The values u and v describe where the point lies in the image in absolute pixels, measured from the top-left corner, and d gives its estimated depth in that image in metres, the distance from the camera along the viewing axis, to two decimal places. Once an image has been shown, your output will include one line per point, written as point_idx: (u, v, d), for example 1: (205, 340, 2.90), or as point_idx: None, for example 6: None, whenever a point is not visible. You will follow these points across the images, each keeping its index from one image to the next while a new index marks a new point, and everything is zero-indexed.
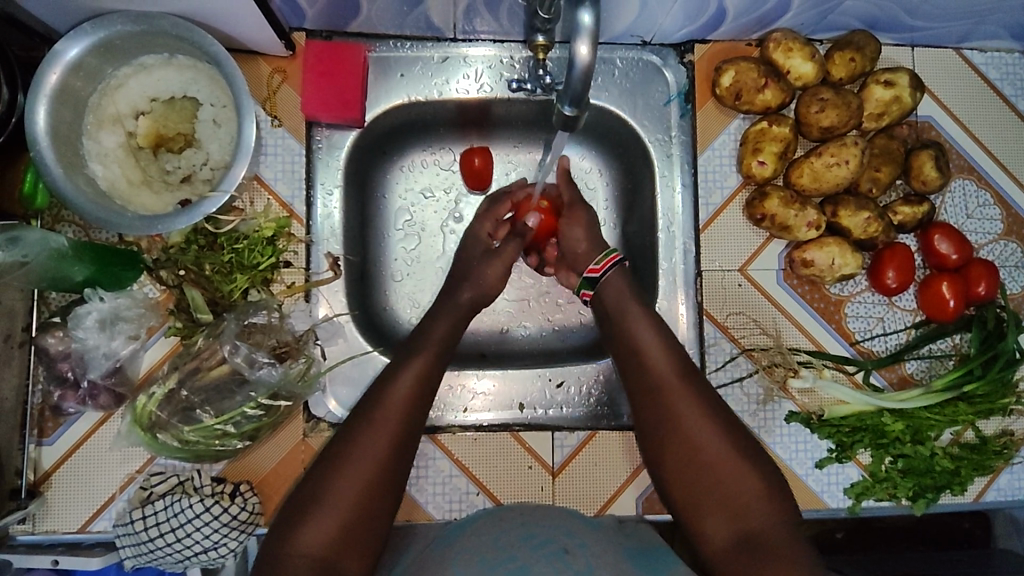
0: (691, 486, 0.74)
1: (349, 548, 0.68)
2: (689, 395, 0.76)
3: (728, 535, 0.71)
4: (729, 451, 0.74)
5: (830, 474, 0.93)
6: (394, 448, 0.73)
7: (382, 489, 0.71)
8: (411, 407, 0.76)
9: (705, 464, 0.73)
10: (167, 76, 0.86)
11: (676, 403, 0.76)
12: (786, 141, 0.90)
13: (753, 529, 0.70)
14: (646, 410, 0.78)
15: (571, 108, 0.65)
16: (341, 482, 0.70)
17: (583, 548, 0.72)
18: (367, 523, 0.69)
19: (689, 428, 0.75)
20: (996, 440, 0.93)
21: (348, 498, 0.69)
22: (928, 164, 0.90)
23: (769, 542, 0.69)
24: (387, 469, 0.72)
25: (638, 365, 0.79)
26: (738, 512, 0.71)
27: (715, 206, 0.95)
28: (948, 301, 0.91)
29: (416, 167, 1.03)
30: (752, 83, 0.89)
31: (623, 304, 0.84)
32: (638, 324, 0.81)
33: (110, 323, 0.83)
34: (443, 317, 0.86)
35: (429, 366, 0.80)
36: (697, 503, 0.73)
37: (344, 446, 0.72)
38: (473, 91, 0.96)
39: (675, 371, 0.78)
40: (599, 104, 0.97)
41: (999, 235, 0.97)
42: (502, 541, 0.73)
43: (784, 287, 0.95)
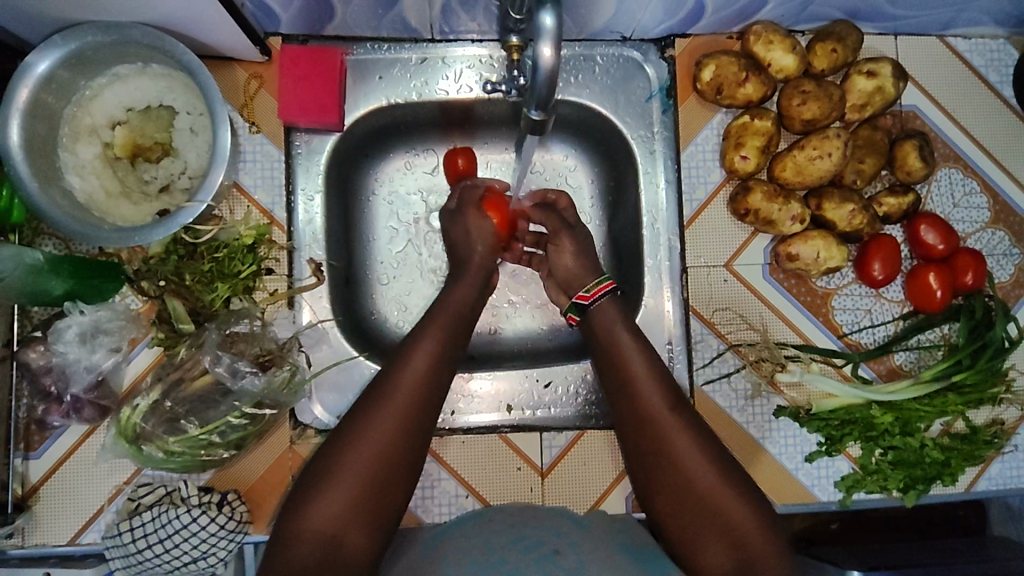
0: (689, 518, 0.72)
1: (365, 516, 0.66)
2: (679, 424, 0.76)
3: (726, 563, 0.70)
4: (726, 478, 0.73)
5: (820, 467, 0.93)
6: (413, 415, 0.71)
7: (400, 459, 0.69)
8: (430, 376, 0.74)
9: (704, 492, 0.72)
10: (142, 86, 0.85)
11: (668, 436, 0.75)
12: (769, 135, 0.90)
13: (751, 558, 0.69)
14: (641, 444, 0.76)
15: (538, 110, 0.65)
16: (358, 450, 0.68)
17: (574, 547, 0.72)
18: (384, 496, 0.68)
19: (684, 458, 0.74)
20: (986, 429, 0.93)
21: (365, 467, 0.68)
22: (912, 154, 0.89)
23: (766, 568, 0.68)
24: (407, 436, 0.70)
25: (625, 395, 0.79)
26: (737, 542, 0.70)
27: (699, 202, 0.95)
28: (935, 291, 0.90)
29: (399, 170, 1.03)
30: (733, 78, 0.88)
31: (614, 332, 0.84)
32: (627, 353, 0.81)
33: (91, 336, 0.82)
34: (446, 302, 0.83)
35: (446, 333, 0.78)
36: (695, 534, 0.72)
37: (365, 414, 0.71)
38: (453, 92, 0.96)
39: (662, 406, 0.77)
40: (580, 102, 0.96)
41: (986, 224, 0.96)
42: (491, 542, 0.73)
43: (771, 281, 0.94)
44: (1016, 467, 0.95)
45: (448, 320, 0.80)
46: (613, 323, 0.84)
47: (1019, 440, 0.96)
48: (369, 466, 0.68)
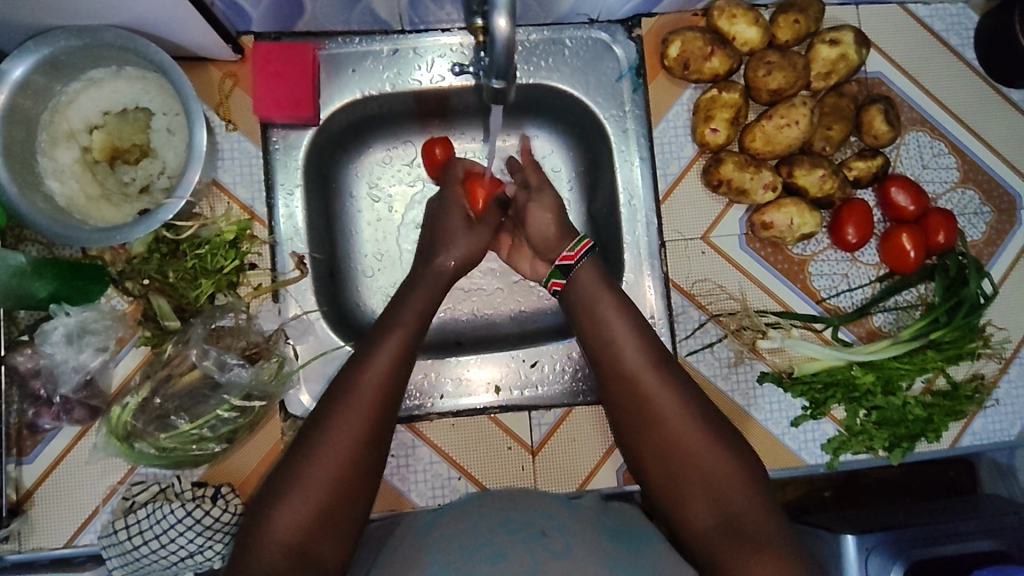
0: (673, 473, 0.74)
1: (325, 531, 0.67)
2: (662, 382, 0.78)
3: (710, 518, 0.71)
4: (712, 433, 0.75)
5: (806, 431, 0.94)
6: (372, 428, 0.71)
7: (361, 467, 0.70)
8: (386, 387, 0.74)
9: (686, 445, 0.74)
10: (118, 89, 0.87)
11: (652, 393, 0.77)
12: (737, 107, 0.91)
13: (735, 512, 0.71)
14: (626, 394, 0.78)
15: (499, 80, 0.66)
16: (322, 457, 0.69)
17: (561, 529, 0.72)
18: (345, 509, 0.68)
19: (668, 413, 0.76)
20: (968, 385, 0.94)
21: (329, 476, 0.68)
22: (878, 119, 0.91)
23: (750, 524, 0.69)
24: (363, 448, 0.70)
25: (609, 356, 0.80)
26: (719, 495, 0.72)
27: (673, 176, 0.96)
28: (909, 251, 0.91)
29: (378, 163, 1.05)
30: (698, 52, 0.90)
31: (593, 289, 0.85)
32: (607, 314, 0.83)
33: (77, 337, 0.82)
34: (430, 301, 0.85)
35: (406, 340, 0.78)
36: (679, 486, 0.74)
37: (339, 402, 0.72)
38: (426, 82, 0.98)
39: (648, 361, 0.79)
40: (551, 85, 0.98)
41: (956, 184, 0.98)
42: (479, 526, 0.73)
43: (747, 251, 0.95)
44: (998, 421, 0.96)
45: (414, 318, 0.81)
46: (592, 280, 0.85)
47: (1000, 396, 0.96)
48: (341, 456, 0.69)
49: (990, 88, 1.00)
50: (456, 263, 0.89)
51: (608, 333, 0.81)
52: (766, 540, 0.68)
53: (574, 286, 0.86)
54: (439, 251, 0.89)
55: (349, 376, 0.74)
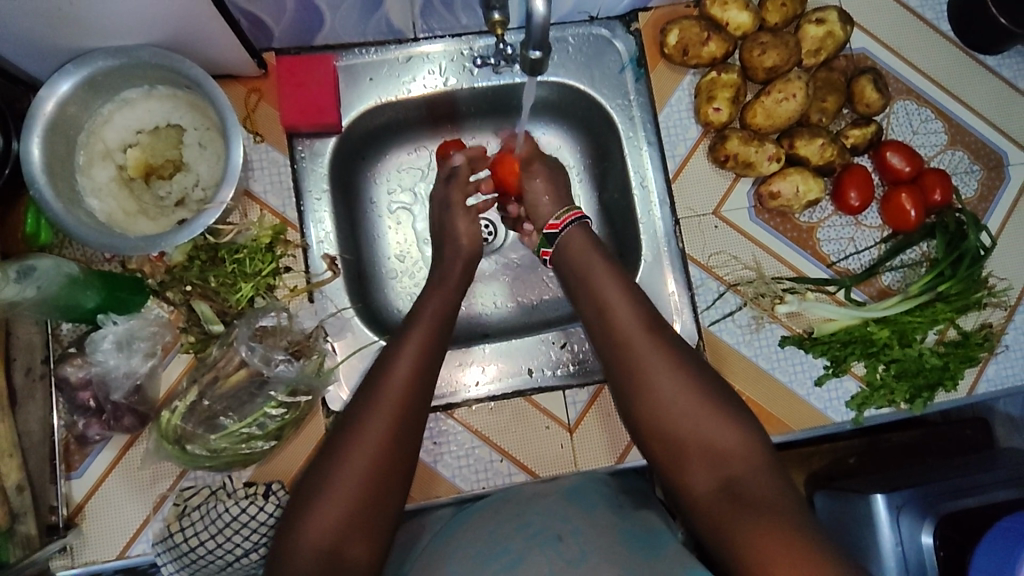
0: (671, 441, 0.76)
1: (357, 537, 0.70)
2: (655, 349, 0.80)
3: (710, 484, 0.73)
4: (704, 401, 0.76)
5: (830, 390, 0.97)
6: (397, 436, 0.74)
7: (388, 474, 0.73)
8: (411, 393, 0.76)
9: (680, 424, 0.76)
10: (150, 108, 0.91)
11: (643, 358, 0.79)
12: (736, 86, 0.96)
13: (733, 475, 0.72)
14: (619, 363, 0.81)
15: (536, 51, 0.70)
16: (350, 465, 0.71)
17: (578, 534, 0.75)
18: (380, 499, 0.72)
19: (665, 393, 0.77)
20: (977, 334, 0.98)
21: (358, 484, 0.71)
22: (869, 88, 0.96)
23: (749, 487, 0.71)
24: (395, 445, 0.74)
25: (603, 325, 0.83)
26: (717, 458, 0.74)
27: (681, 157, 1.01)
28: (909, 211, 0.97)
29: (394, 169, 1.10)
30: (696, 38, 0.96)
31: (584, 254, 0.88)
32: (602, 282, 0.85)
33: (127, 343, 0.85)
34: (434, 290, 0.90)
35: (429, 343, 0.81)
36: (680, 455, 0.75)
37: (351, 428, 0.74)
38: (440, 85, 1.03)
39: (640, 328, 0.81)
40: (559, 81, 1.03)
41: (945, 146, 1.04)
42: (498, 532, 0.77)
43: (757, 222, 1.00)
44: (1010, 366, 0.99)
45: (432, 327, 0.83)
46: (584, 247, 0.89)
47: (1010, 342, 1.00)
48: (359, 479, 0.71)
49: (968, 57, 1.06)
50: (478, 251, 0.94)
51: (602, 299, 0.84)
52: (766, 501, 0.69)
53: (567, 256, 0.89)
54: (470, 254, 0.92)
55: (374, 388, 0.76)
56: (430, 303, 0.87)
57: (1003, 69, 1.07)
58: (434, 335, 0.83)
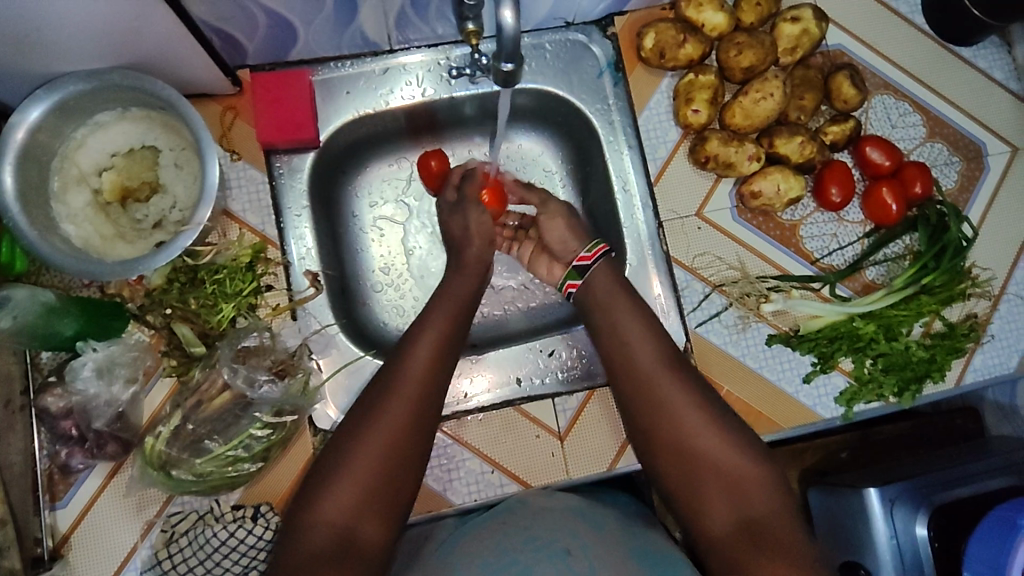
0: (691, 479, 0.77)
1: (371, 512, 0.71)
2: (678, 385, 0.80)
3: (729, 524, 0.74)
4: (727, 438, 0.78)
5: (819, 386, 0.97)
6: (416, 416, 0.75)
7: (404, 454, 0.74)
8: (431, 377, 0.78)
9: (702, 462, 0.77)
10: (124, 131, 0.90)
11: (666, 393, 0.80)
12: (714, 87, 0.96)
13: (754, 517, 0.73)
14: (642, 399, 0.81)
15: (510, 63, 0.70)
16: (370, 441, 0.73)
17: (587, 548, 0.75)
18: (400, 473, 0.73)
19: (695, 429, 0.78)
20: (963, 325, 0.98)
21: (377, 459, 0.72)
22: (846, 84, 0.96)
23: (769, 528, 0.72)
24: (418, 425, 0.75)
25: (625, 359, 0.84)
26: (737, 499, 0.75)
27: (662, 159, 1.00)
28: (891, 205, 0.97)
29: (376, 182, 1.10)
30: (672, 41, 0.96)
31: (607, 288, 0.89)
32: (622, 313, 0.86)
33: (108, 369, 0.84)
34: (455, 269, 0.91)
35: (450, 326, 0.83)
36: (699, 493, 0.76)
37: (374, 403, 0.76)
38: (417, 96, 1.02)
39: (663, 363, 0.82)
40: (538, 87, 1.03)
41: (924, 139, 1.04)
42: (504, 545, 0.76)
43: (740, 222, 0.99)
44: (996, 356, 1.00)
45: (455, 307, 0.86)
46: (604, 282, 0.89)
47: (996, 332, 1.00)
48: (381, 454, 0.73)
49: (943, 49, 1.07)
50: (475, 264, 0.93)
51: (623, 333, 0.85)
52: (786, 542, 0.71)
53: (586, 291, 0.90)
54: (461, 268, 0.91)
55: (391, 369, 0.78)
56: (452, 283, 0.90)
57: (978, 60, 1.07)
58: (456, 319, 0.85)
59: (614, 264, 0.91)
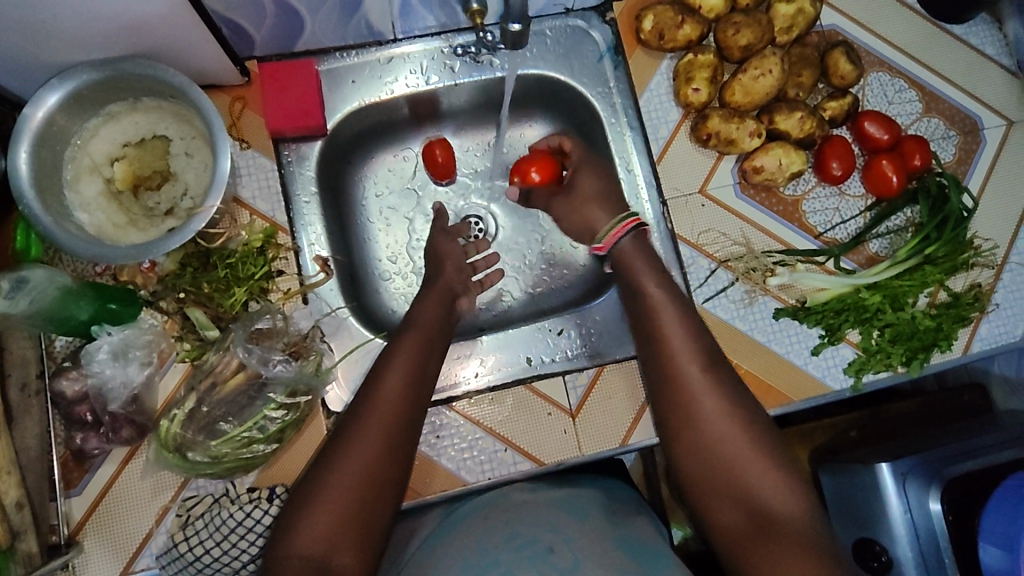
0: (709, 474, 0.76)
1: (348, 543, 0.68)
2: (707, 385, 0.80)
3: (740, 519, 0.73)
4: (745, 437, 0.76)
5: (827, 358, 0.98)
6: (394, 439, 0.74)
7: (389, 467, 0.73)
8: (409, 391, 0.78)
9: (723, 456, 0.75)
10: (136, 121, 0.91)
11: (692, 392, 0.79)
12: (713, 67, 0.98)
13: (767, 514, 0.71)
14: (670, 395, 0.81)
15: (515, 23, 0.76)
16: (350, 462, 0.71)
17: (570, 543, 0.75)
18: (377, 500, 0.71)
19: (710, 425, 0.77)
20: (967, 294, 0.99)
21: (356, 484, 0.70)
22: (842, 60, 0.98)
23: (781, 525, 0.70)
24: (395, 449, 0.74)
25: (655, 355, 0.84)
26: (752, 496, 0.73)
27: (664, 139, 1.02)
28: (891, 176, 0.98)
29: (382, 172, 1.12)
30: (671, 22, 0.97)
31: (638, 278, 0.90)
32: (657, 311, 0.86)
33: (123, 352, 0.84)
34: (429, 291, 0.94)
35: (422, 348, 0.84)
36: (712, 491, 0.76)
37: (349, 432, 0.74)
38: (422, 84, 1.04)
39: (696, 364, 0.81)
40: (539, 72, 1.05)
41: (921, 114, 1.06)
42: (486, 542, 0.77)
43: (743, 198, 1.01)
44: (1002, 325, 1.00)
45: (425, 334, 0.86)
46: (643, 276, 0.90)
47: (1000, 301, 1.01)
48: (356, 480, 0.70)
49: (936, 27, 1.09)
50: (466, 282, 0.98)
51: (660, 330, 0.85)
52: (798, 539, 0.69)
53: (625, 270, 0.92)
54: (437, 281, 0.96)
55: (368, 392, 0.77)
56: (417, 312, 0.90)
57: (970, 37, 1.09)
58: (429, 344, 0.85)
59: (642, 239, 0.94)
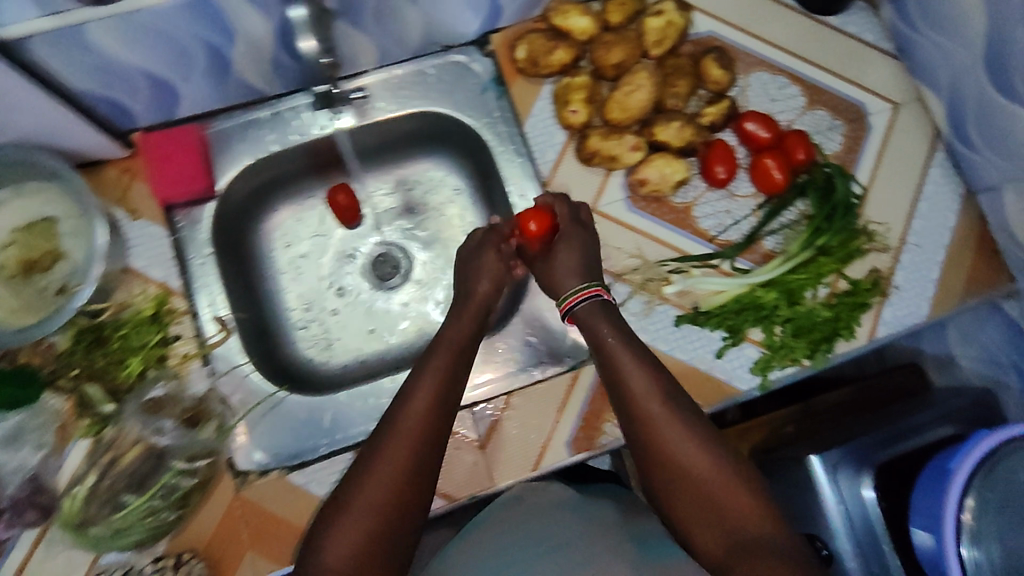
0: (693, 504, 0.70)
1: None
2: (675, 416, 0.73)
3: (717, 546, 0.68)
4: (720, 463, 0.70)
5: (732, 360, 0.98)
6: (417, 470, 0.68)
7: (407, 503, 0.67)
8: (431, 418, 0.71)
9: (702, 486, 0.69)
10: (24, 204, 0.92)
11: (658, 426, 0.72)
12: (589, 87, 0.99)
13: (740, 539, 0.66)
14: (637, 428, 0.74)
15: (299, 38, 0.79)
16: (355, 505, 0.65)
17: (581, 540, 0.73)
18: (389, 540, 0.65)
19: (681, 457, 0.71)
20: (866, 280, 0.99)
21: (375, 518, 0.65)
22: (713, 66, 0.99)
23: (756, 546, 0.65)
24: (413, 483, 0.67)
25: (619, 391, 0.76)
26: (732, 526, 0.67)
27: (552, 162, 1.02)
28: (774, 173, 0.99)
29: (287, 222, 1.13)
30: (542, 49, 0.99)
31: (595, 324, 0.82)
32: (617, 350, 0.78)
33: (16, 436, 0.86)
34: (458, 315, 0.87)
35: (446, 366, 0.76)
36: (690, 521, 0.70)
37: (359, 469, 0.68)
38: (311, 133, 1.05)
39: (655, 396, 0.74)
40: (424, 110, 1.07)
41: (805, 108, 1.07)
42: (519, 558, 0.72)
43: (635, 211, 1.01)
44: (905, 306, 1.01)
45: (453, 350, 0.80)
46: (597, 320, 0.83)
47: (901, 283, 1.01)
48: (362, 523, 0.65)
49: (814, 21, 1.10)
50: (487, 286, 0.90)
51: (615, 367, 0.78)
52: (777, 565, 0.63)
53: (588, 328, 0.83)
54: (466, 306, 0.89)
55: (388, 421, 0.71)
56: (445, 331, 0.84)
57: (849, 26, 1.11)
58: (457, 362, 0.78)
59: (603, 303, 0.85)
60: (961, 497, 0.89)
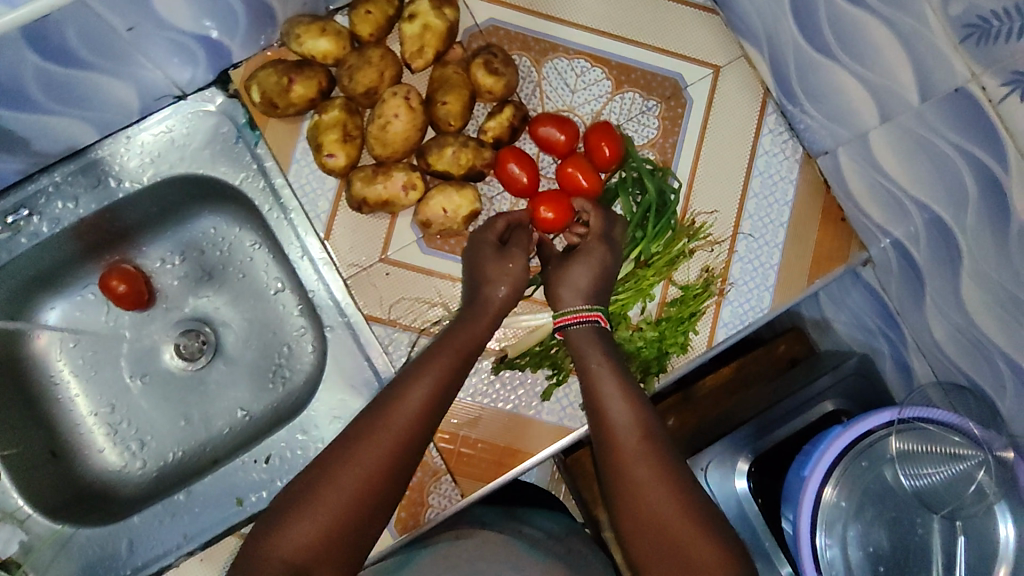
0: (656, 552, 0.62)
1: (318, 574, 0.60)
2: (644, 444, 0.67)
3: None
4: (688, 500, 0.64)
5: (560, 398, 0.91)
6: (380, 481, 0.64)
7: (363, 508, 0.63)
8: (426, 417, 0.69)
9: (670, 526, 0.62)
10: None
11: (626, 455, 0.66)
12: (343, 124, 0.85)
13: None
14: (605, 458, 0.68)
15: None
16: (331, 492, 0.63)
17: None
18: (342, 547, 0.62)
19: (647, 488, 0.64)
20: (697, 283, 0.91)
21: (323, 533, 0.61)
22: (482, 73, 0.85)
23: None
24: (388, 481, 0.65)
25: (596, 417, 0.71)
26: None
27: (326, 214, 0.90)
28: (581, 181, 0.87)
29: (61, 321, 1.00)
30: (276, 87, 0.84)
31: (583, 356, 0.76)
32: (597, 377, 0.73)
33: None
34: (494, 278, 0.81)
35: (450, 371, 0.72)
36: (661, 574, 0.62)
37: (335, 458, 0.65)
38: (44, 231, 0.88)
39: (632, 414, 0.69)
40: (173, 173, 0.90)
41: (612, 92, 0.93)
42: None
43: (430, 252, 0.91)
44: (744, 303, 0.92)
45: (458, 353, 0.75)
46: (589, 345, 0.77)
47: (738, 279, 0.92)
48: (320, 523, 0.61)
49: None
50: (505, 293, 0.81)
51: (597, 389, 0.72)
52: None
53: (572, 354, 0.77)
54: (478, 308, 0.80)
55: (369, 419, 0.68)
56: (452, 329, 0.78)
57: None
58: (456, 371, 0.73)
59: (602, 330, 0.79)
60: (822, 484, 0.83)
